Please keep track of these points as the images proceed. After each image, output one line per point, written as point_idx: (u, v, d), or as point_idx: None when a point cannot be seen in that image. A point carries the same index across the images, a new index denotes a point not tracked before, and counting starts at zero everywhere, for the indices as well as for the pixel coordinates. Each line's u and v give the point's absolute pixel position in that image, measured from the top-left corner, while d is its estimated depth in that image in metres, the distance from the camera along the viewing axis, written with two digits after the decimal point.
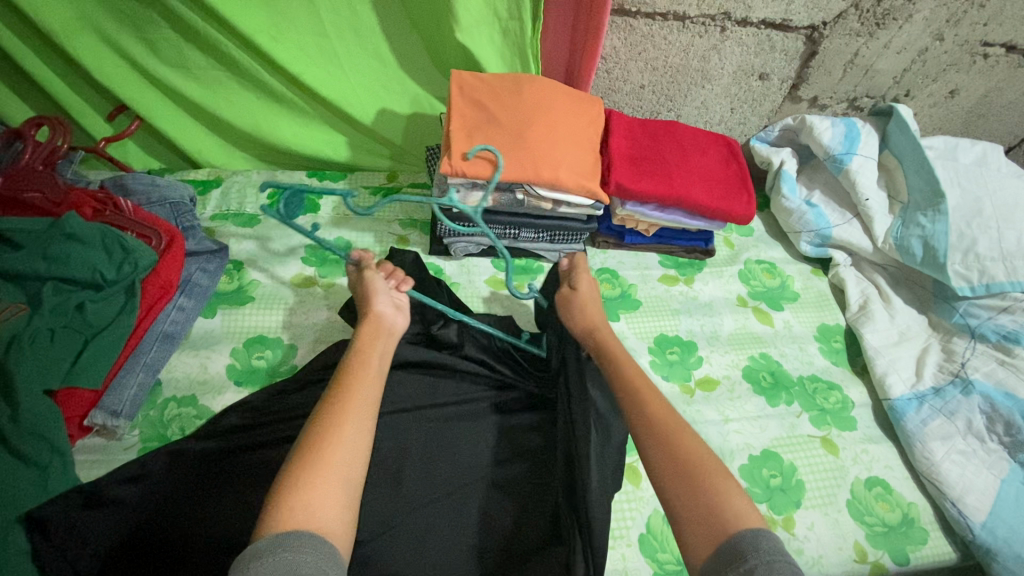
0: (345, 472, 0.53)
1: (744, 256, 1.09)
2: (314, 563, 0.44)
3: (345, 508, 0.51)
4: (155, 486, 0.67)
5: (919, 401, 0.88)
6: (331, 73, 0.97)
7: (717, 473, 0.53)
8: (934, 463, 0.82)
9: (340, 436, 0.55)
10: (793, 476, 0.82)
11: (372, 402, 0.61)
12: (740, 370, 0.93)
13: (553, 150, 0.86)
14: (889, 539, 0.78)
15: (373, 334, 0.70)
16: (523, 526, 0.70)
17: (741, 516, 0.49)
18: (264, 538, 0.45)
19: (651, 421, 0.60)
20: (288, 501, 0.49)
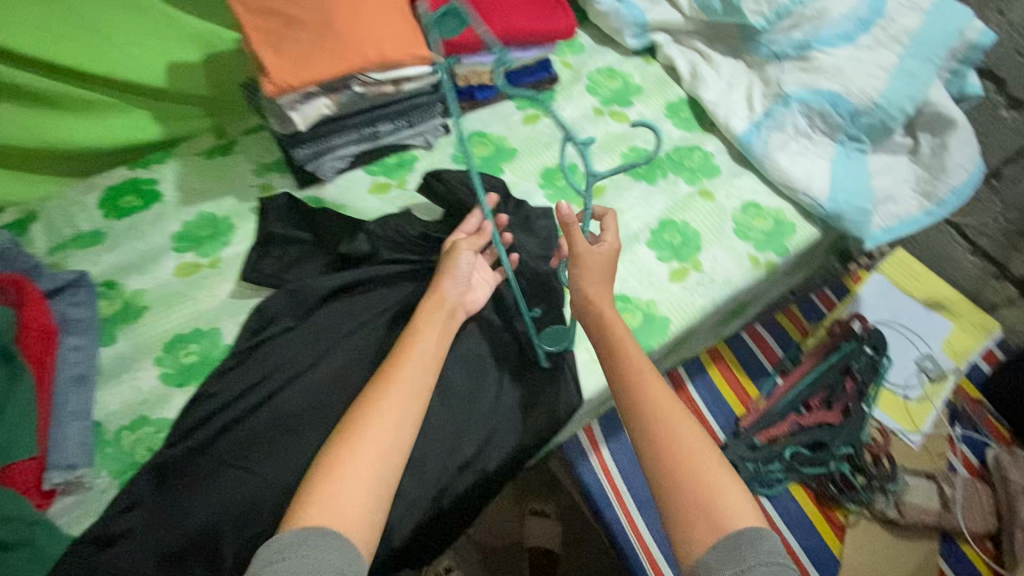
0: (373, 472, 0.60)
1: (585, 70, 1.15)
2: (332, 560, 0.53)
3: (368, 505, 0.59)
4: (154, 504, 0.68)
5: (758, 128, 1.03)
6: (98, 47, 0.87)
7: (718, 486, 0.62)
8: (784, 170, 0.99)
9: (372, 431, 0.62)
10: (688, 230, 0.96)
11: (415, 390, 0.67)
12: (619, 169, 1.03)
13: (370, 27, 0.84)
14: (771, 241, 0.96)
15: (438, 317, 0.76)
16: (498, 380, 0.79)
17: (734, 517, 0.60)
18: (292, 530, 0.55)
19: (649, 419, 0.67)
20: (315, 501, 0.57)
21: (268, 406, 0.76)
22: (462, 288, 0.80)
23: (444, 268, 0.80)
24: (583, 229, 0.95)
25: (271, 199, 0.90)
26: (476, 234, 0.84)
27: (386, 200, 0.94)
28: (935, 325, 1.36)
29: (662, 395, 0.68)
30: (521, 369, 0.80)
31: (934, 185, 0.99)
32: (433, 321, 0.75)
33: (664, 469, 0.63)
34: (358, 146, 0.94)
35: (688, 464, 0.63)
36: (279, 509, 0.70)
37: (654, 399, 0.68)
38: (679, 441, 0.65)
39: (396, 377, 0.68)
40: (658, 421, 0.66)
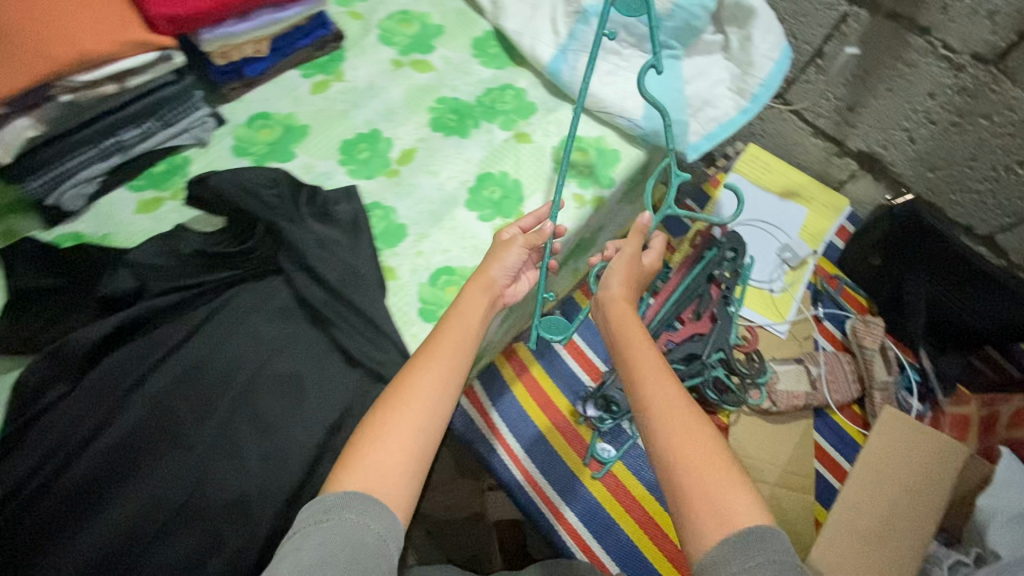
0: (409, 449, 0.59)
1: (375, 19, 1.02)
2: (362, 532, 0.52)
3: (407, 483, 0.57)
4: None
5: (565, 53, 0.95)
6: None
7: (724, 476, 0.57)
8: (597, 94, 0.94)
9: (418, 401, 0.61)
10: (508, 180, 0.89)
11: (457, 366, 0.65)
12: (427, 126, 0.93)
13: (60, 22, 0.69)
14: (595, 175, 0.93)
15: (483, 295, 0.71)
16: (318, 395, 0.73)
17: (748, 512, 0.55)
18: (331, 495, 0.54)
19: (663, 393, 0.63)
20: (357, 465, 0.57)
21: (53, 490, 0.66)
22: (508, 278, 0.75)
23: (493, 255, 0.75)
24: (395, 202, 0.86)
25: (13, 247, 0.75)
26: (533, 232, 0.77)
27: (158, 218, 0.81)
28: (791, 213, 1.39)
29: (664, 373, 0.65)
30: (339, 374, 0.74)
31: (746, 81, 0.96)
32: (482, 296, 0.72)
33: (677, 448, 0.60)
34: (105, 162, 0.80)
35: (697, 446, 0.59)
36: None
37: (662, 380, 0.66)
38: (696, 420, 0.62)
39: (440, 348, 0.66)
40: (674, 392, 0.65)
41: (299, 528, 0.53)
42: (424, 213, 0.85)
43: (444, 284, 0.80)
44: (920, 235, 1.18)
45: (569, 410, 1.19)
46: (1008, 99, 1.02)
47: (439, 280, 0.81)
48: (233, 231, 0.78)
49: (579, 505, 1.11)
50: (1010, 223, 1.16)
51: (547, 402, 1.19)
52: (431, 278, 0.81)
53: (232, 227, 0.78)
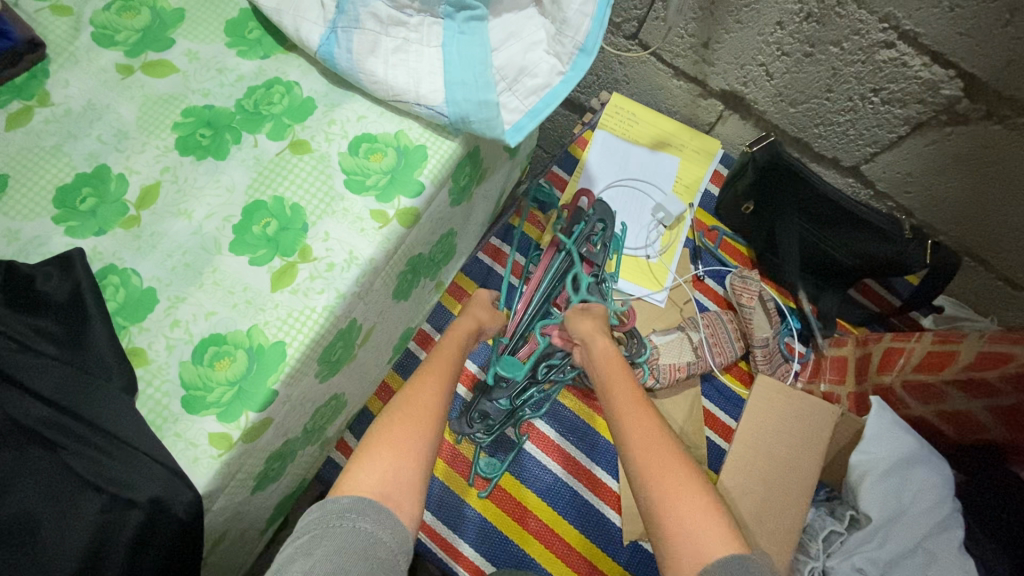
0: (407, 474, 0.67)
1: (86, 12, 0.79)
2: (372, 535, 0.59)
3: (413, 499, 0.66)
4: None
5: (336, 32, 0.77)
6: None
7: (683, 479, 0.62)
8: (383, 80, 0.77)
9: (424, 419, 0.73)
10: (285, 207, 0.72)
11: (446, 396, 0.79)
12: (175, 150, 0.74)
13: None
14: (395, 183, 0.76)
15: (467, 331, 0.95)
16: (58, 545, 0.57)
17: (719, 541, 0.56)
18: (348, 498, 0.61)
19: (641, 426, 0.71)
20: (367, 474, 0.65)
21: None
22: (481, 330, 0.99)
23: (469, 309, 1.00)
24: (136, 262, 0.68)
25: None
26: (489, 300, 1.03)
27: None
28: (663, 166, 1.29)
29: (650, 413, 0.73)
30: (84, 508, 0.58)
31: (562, 42, 0.81)
32: (466, 330, 0.95)
33: (638, 454, 0.67)
34: None
35: (660, 455, 0.65)
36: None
37: (619, 392, 0.78)
38: (653, 436, 0.69)
39: (427, 379, 0.79)
40: (630, 403, 0.75)
41: (310, 530, 0.59)
42: (178, 269, 0.68)
43: (212, 358, 0.65)
44: (786, 178, 1.10)
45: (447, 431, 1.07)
46: (855, 23, 0.91)
47: (206, 355, 0.65)
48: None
49: (468, 530, 1.02)
50: (872, 152, 1.09)
51: None
52: (195, 352, 0.65)
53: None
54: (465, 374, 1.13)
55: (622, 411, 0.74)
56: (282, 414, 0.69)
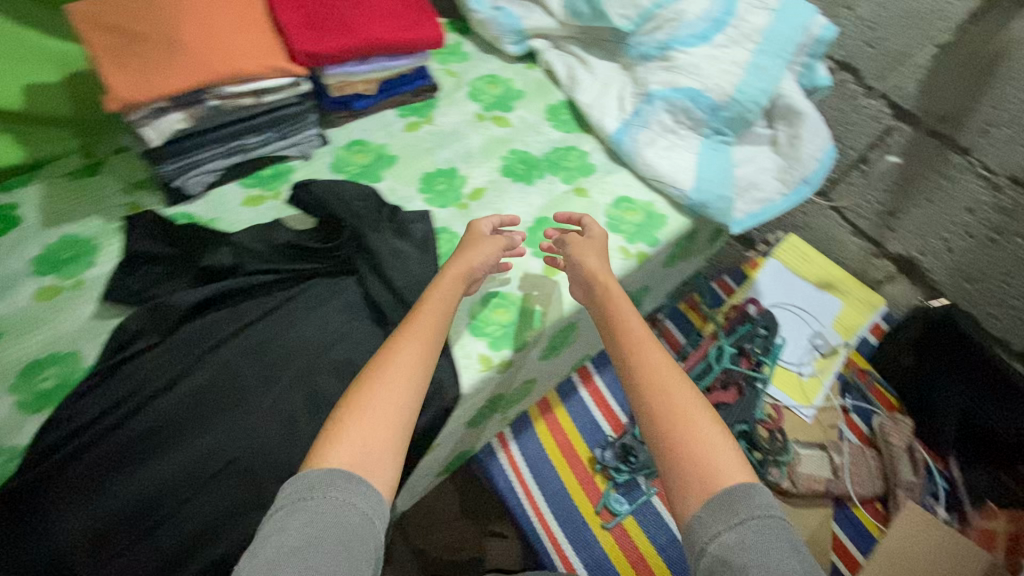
0: (389, 421, 0.63)
1: (467, 77, 1.18)
2: (350, 506, 0.55)
3: (390, 458, 0.61)
4: (20, 526, 0.67)
5: (628, 126, 1.07)
6: None
7: (691, 411, 0.63)
8: (652, 164, 1.04)
9: (413, 361, 0.68)
10: (563, 227, 0.99)
11: (429, 342, 0.72)
12: (499, 172, 1.06)
13: (220, 44, 0.83)
14: (642, 233, 1.00)
15: (460, 277, 0.81)
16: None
17: (729, 473, 0.57)
18: (316, 472, 0.57)
19: (648, 369, 0.67)
20: (337, 441, 0.60)
21: (134, 422, 0.74)
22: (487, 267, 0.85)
23: (466, 246, 0.85)
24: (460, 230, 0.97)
25: (136, 217, 0.88)
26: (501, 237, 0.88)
27: (259, 212, 0.94)
28: (826, 304, 1.43)
29: (659, 355, 0.69)
30: None
31: (790, 173, 1.06)
32: (455, 280, 0.80)
33: (642, 398, 0.65)
34: (227, 159, 0.93)
35: (665, 386, 0.65)
36: (149, 519, 0.70)
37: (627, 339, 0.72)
38: (662, 373, 0.66)
39: (421, 323, 0.73)
40: (640, 342, 0.71)
41: (282, 504, 0.55)
42: None
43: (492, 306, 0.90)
44: (954, 339, 1.20)
45: (586, 455, 1.20)
46: None
47: (489, 303, 0.90)
48: (323, 229, 0.91)
49: (584, 554, 1.09)
50: None
51: (566, 444, 1.21)
52: (482, 299, 0.90)
53: (322, 228, 0.91)
54: (614, 418, 1.24)
55: (626, 342, 0.71)
56: (519, 365, 0.91)
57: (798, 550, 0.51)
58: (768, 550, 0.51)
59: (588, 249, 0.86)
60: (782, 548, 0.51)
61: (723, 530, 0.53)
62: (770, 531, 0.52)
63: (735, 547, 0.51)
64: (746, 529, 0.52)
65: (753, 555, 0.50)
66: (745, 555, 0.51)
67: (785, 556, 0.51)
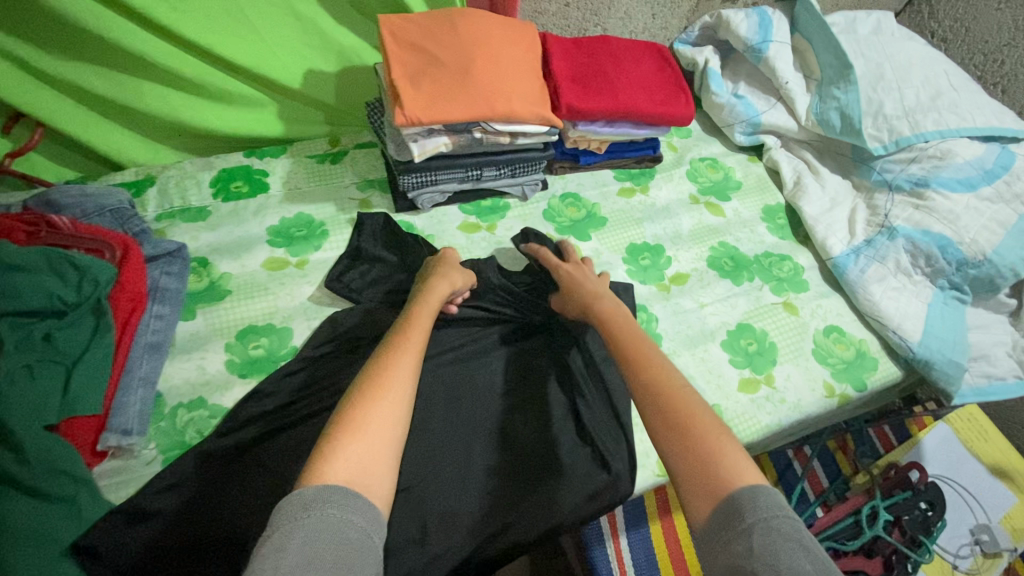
0: (389, 422, 0.58)
1: (688, 156, 1.15)
2: (355, 523, 0.49)
3: (389, 468, 0.55)
4: (210, 488, 0.68)
5: (856, 254, 1.00)
6: (259, 49, 0.95)
7: (697, 410, 0.60)
8: (876, 302, 0.96)
9: (401, 360, 0.64)
10: (766, 340, 0.93)
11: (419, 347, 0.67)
12: (705, 261, 1.01)
13: (500, 81, 0.86)
14: (849, 372, 0.92)
15: (442, 287, 0.79)
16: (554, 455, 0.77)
17: (739, 476, 0.53)
18: (310, 489, 0.50)
19: (647, 385, 0.63)
20: (332, 449, 0.54)
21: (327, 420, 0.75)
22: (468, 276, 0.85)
23: (440, 262, 0.84)
24: (658, 313, 0.93)
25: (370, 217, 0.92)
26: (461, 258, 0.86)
27: (472, 241, 0.96)
28: (998, 495, 1.26)
29: (661, 367, 0.65)
30: (576, 445, 0.78)
31: None
32: (439, 295, 0.78)
33: (653, 414, 0.61)
34: (459, 184, 0.96)
35: (672, 386, 0.63)
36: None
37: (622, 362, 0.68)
38: (667, 384, 0.63)
39: (412, 333, 0.69)
40: (634, 361, 0.67)
41: (277, 525, 0.48)
42: (683, 335, 0.91)
43: None
44: None
45: None
46: None
47: None
48: (532, 278, 0.93)
49: None
50: None
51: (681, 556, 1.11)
52: None
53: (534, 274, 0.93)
54: None
55: (627, 361, 0.68)
56: None
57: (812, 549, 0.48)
58: (779, 555, 0.46)
59: (572, 272, 0.85)
60: (792, 546, 0.47)
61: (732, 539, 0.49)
62: (779, 530, 0.48)
63: (746, 555, 0.47)
64: (754, 535, 0.48)
65: (767, 558, 0.46)
66: (765, 562, 0.46)
67: (796, 555, 0.47)
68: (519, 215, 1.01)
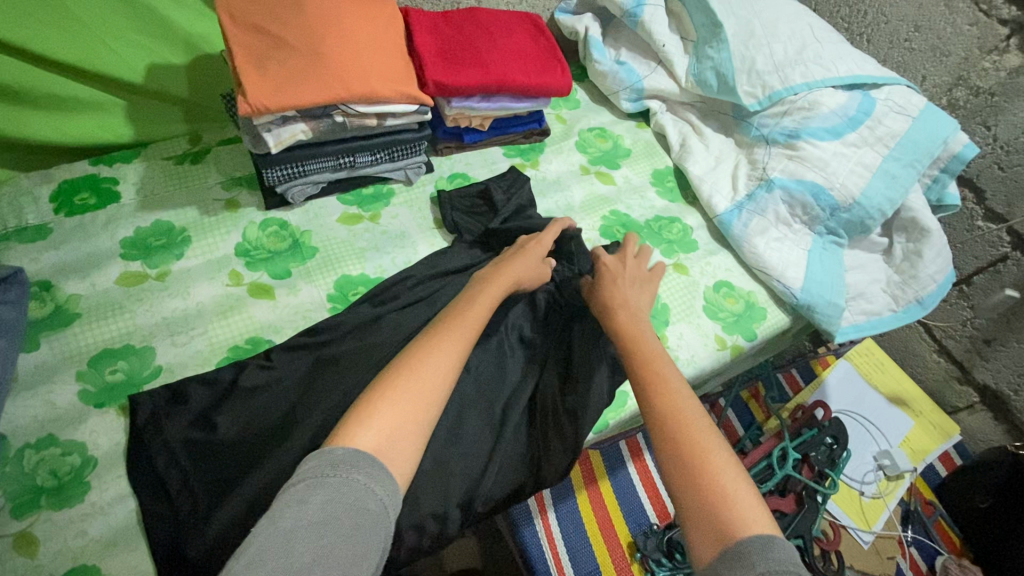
0: (423, 405, 0.58)
1: (577, 126, 1.14)
2: (374, 499, 0.49)
3: (414, 455, 0.55)
4: (184, 472, 0.67)
5: (739, 209, 1.03)
6: (91, 43, 0.86)
7: (712, 443, 0.58)
8: (760, 254, 0.99)
9: (450, 349, 0.64)
10: (658, 302, 0.94)
11: (467, 338, 0.66)
12: (598, 230, 1.00)
13: (357, 59, 0.81)
14: (740, 324, 0.95)
15: (505, 277, 0.79)
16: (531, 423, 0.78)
17: (747, 521, 0.51)
18: (342, 450, 0.50)
19: (671, 400, 0.62)
20: (364, 420, 0.54)
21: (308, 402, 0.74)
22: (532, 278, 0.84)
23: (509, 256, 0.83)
24: None
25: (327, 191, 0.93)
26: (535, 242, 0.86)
27: (353, 234, 0.91)
28: (896, 421, 1.35)
29: (688, 386, 0.65)
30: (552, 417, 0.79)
31: (904, 290, 1.00)
32: (501, 282, 0.77)
33: (669, 415, 0.61)
34: (333, 174, 0.91)
35: (698, 409, 0.62)
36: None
37: (660, 363, 0.68)
38: (696, 403, 0.63)
39: (464, 325, 0.68)
40: (669, 371, 0.67)
41: (304, 474, 0.49)
42: None
43: None
44: None
45: (626, 539, 1.12)
46: None
47: None
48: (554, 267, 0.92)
49: None
50: None
51: (608, 522, 1.13)
52: None
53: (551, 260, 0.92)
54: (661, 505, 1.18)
55: (653, 367, 0.67)
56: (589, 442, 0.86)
57: None
58: None
59: (614, 272, 0.84)
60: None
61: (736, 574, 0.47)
62: None
63: None
64: None
65: None
66: None
67: None
68: (404, 202, 0.97)
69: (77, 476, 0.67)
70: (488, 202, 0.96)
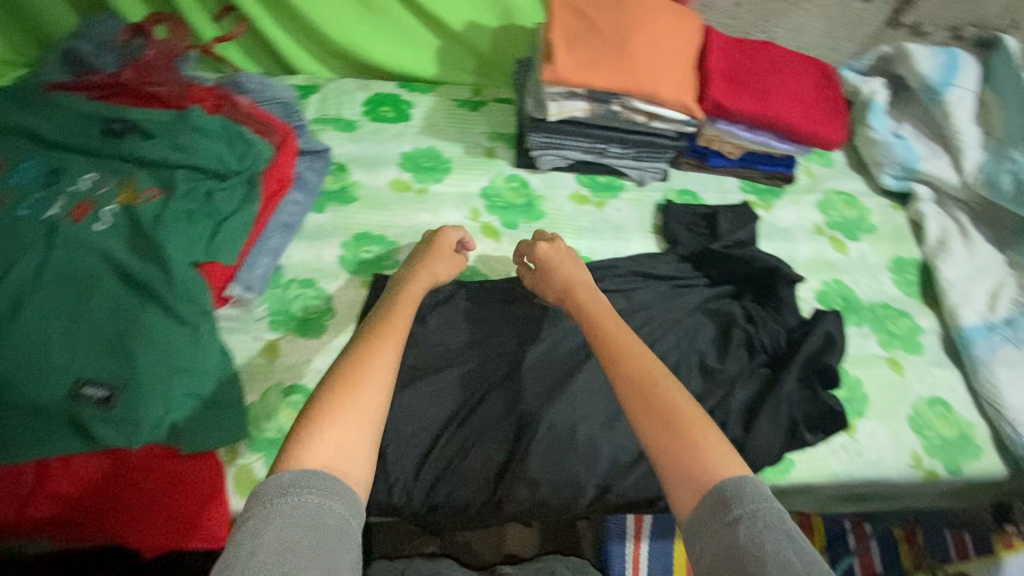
0: (376, 400, 0.52)
1: (825, 185, 1.09)
2: (339, 514, 0.44)
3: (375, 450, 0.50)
4: None
5: (989, 330, 0.91)
6: None
7: (678, 399, 0.53)
8: (1000, 387, 0.86)
9: (385, 348, 0.57)
10: (858, 389, 0.86)
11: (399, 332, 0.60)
12: (815, 293, 0.95)
13: (653, 59, 0.87)
14: (945, 451, 0.83)
15: (423, 278, 0.76)
16: None
17: (719, 464, 0.48)
18: (288, 473, 0.44)
19: (629, 382, 0.56)
20: (315, 436, 0.47)
21: (494, 342, 0.84)
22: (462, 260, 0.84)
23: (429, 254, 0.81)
24: None
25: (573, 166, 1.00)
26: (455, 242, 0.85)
27: (579, 212, 0.97)
28: None
29: (648, 359, 0.58)
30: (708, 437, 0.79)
31: None
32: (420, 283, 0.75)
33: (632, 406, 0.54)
34: (584, 153, 0.98)
35: (656, 376, 0.56)
36: (461, 410, 0.78)
37: (620, 346, 0.61)
38: (658, 376, 0.56)
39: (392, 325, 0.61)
40: (621, 349, 0.60)
41: (250, 510, 0.42)
42: None
43: None
44: None
45: None
46: None
47: None
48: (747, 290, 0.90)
49: None
50: None
51: None
52: None
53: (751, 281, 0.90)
54: None
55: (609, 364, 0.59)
56: None
57: (798, 543, 0.43)
58: (768, 546, 0.42)
59: (550, 254, 0.81)
60: (779, 537, 0.42)
61: (721, 536, 0.43)
62: (769, 521, 0.43)
63: (731, 553, 0.42)
64: (743, 531, 0.43)
65: (758, 552, 0.41)
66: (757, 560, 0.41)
67: (782, 547, 0.42)
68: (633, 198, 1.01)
69: (320, 319, 0.82)
70: (710, 225, 0.96)
